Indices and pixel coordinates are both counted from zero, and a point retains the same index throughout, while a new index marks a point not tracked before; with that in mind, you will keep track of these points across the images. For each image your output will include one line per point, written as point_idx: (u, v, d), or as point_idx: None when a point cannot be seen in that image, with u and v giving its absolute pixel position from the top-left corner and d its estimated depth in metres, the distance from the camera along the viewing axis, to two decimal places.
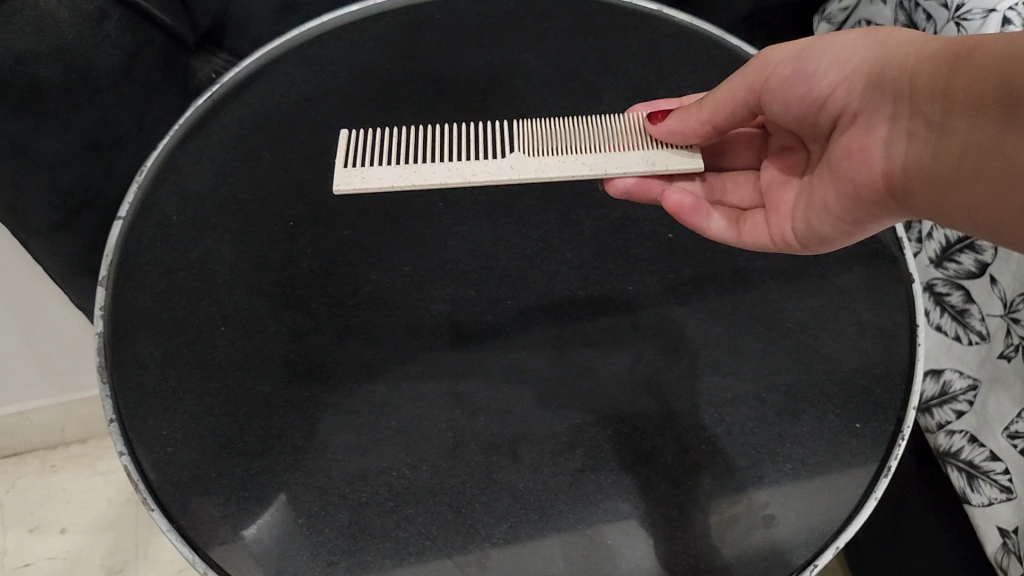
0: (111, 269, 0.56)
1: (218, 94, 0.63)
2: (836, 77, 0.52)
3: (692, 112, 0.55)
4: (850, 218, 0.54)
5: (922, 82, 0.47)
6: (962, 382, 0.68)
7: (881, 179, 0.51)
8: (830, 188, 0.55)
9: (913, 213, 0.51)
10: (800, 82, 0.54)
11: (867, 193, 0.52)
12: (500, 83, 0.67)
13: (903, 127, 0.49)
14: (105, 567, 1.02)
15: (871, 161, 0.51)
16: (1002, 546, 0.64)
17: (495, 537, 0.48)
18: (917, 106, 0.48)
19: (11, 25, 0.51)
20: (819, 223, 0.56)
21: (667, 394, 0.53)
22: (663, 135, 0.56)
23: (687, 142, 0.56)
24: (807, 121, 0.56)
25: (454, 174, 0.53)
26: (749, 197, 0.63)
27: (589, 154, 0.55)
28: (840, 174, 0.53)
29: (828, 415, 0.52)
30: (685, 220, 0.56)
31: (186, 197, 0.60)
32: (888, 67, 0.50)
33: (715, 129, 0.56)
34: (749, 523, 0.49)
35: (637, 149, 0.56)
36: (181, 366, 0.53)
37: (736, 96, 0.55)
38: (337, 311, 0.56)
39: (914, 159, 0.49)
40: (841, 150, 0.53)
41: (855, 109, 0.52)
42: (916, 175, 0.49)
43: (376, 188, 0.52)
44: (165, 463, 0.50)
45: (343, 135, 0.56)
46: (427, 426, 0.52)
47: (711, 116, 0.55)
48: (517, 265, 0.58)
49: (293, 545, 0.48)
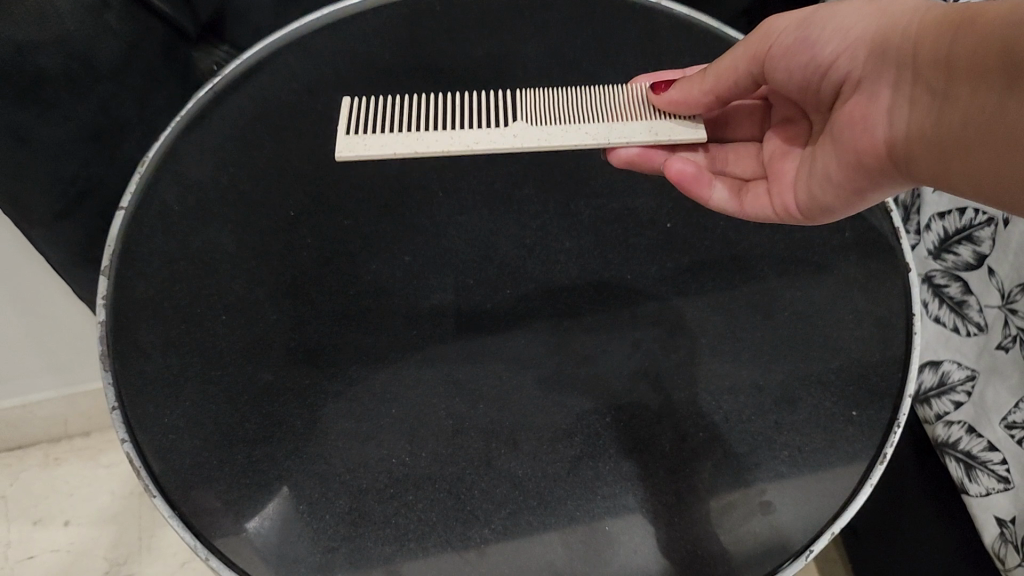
0: (115, 257, 0.56)
1: (220, 85, 0.64)
2: (838, 46, 0.53)
3: (693, 83, 0.56)
4: (852, 186, 0.55)
5: (925, 49, 0.48)
6: (960, 373, 0.68)
7: (883, 146, 0.52)
8: (832, 157, 0.55)
9: (915, 179, 0.51)
10: (802, 51, 0.54)
11: (870, 160, 0.53)
12: (500, 75, 0.67)
13: (906, 95, 0.50)
14: (109, 559, 1.02)
15: (873, 129, 0.52)
16: (999, 536, 0.65)
17: (495, 523, 0.49)
18: (919, 74, 0.48)
19: (13, 15, 0.51)
20: (821, 192, 0.57)
21: (665, 382, 0.53)
22: (664, 105, 0.56)
23: (692, 113, 0.56)
24: (810, 89, 0.56)
25: (457, 141, 0.53)
26: (752, 168, 0.64)
27: (592, 124, 0.55)
28: (843, 142, 0.54)
29: (825, 403, 0.53)
30: (686, 189, 0.57)
31: (188, 187, 0.60)
32: (889, 35, 0.50)
33: (718, 99, 0.56)
34: (746, 509, 0.50)
35: (639, 119, 0.56)
36: (183, 353, 0.54)
37: (737, 66, 0.56)
38: (337, 300, 0.56)
39: (916, 127, 0.49)
40: (843, 119, 0.54)
41: (858, 78, 0.53)
42: (918, 141, 0.49)
43: (378, 155, 0.52)
44: (167, 450, 0.51)
45: (344, 103, 0.56)
46: (427, 414, 0.52)
47: (714, 87, 0.55)
48: (517, 255, 0.59)
49: (294, 531, 0.48)
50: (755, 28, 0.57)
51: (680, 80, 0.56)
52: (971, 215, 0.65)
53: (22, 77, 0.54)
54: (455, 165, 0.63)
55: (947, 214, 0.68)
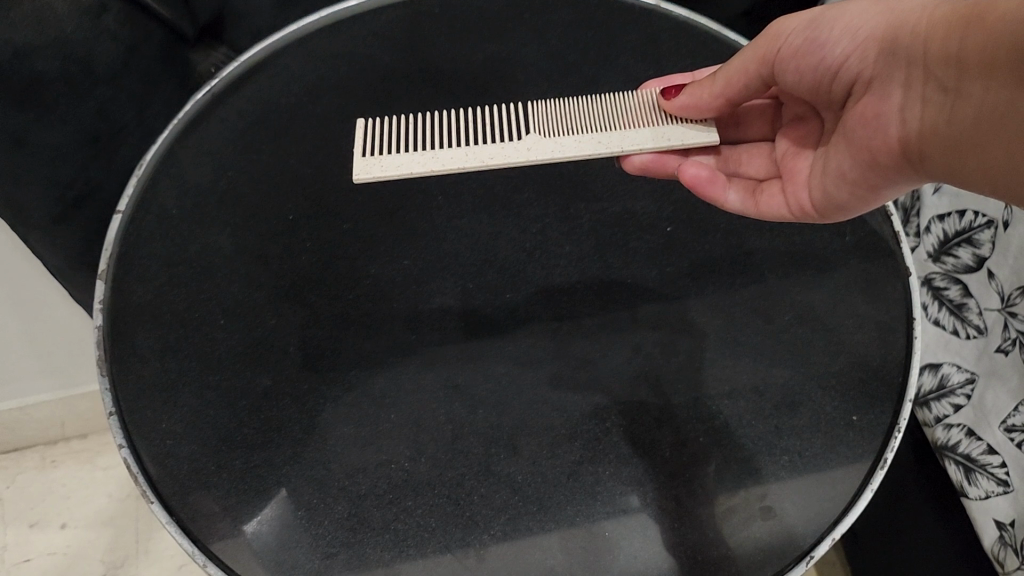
0: (111, 262, 0.56)
1: (216, 89, 0.63)
2: (846, 46, 0.53)
3: (703, 87, 0.55)
4: (866, 183, 0.55)
5: (933, 47, 0.48)
6: (959, 376, 0.68)
7: (896, 144, 0.52)
8: (846, 154, 0.56)
9: (929, 175, 0.52)
10: (813, 52, 0.54)
11: (884, 158, 0.53)
12: (501, 78, 0.67)
13: (917, 93, 0.50)
14: (105, 561, 1.02)
15: (886, 127, 0.52)
16: (999, 539, 0.64)
17: (494, 529, 0.48)
18: (929, 72, 0.48)
19: (10, 19, 0.51)
20: (836, 190, 0.57)
21: (665, 387, 0.53)
22: (675, 110, 0.56)
23: (701, 116, 0.57)
24: (821, 90, 0.56)
25: (471, 159, 0.53)
26: (764, 167, 0.63)
27: (603, 133, 0.55)
28: (856, 140, 0.54)
29: (826, 407, 0.53)
30: (701, 192, 0.57)
31: (186, 190, 0.60)
32: (897, 33, 0.50)
33: (728, 102, 0.56)
34: (746, 514, 0.49)
35: (648, 125, 0.56)
36: (181, 358, 0.54)
37: (748, 68, 0.56)
38: (337, 304, 0.56)
39: (928, 123, 0.49)
40: (855, 117, 0.54)
41: (869, 77, 0.53)
42: (931, 138, 0.49)
43: (396, 175, 0.52)
44: (165, 455, 0.50)
45: (359, 125, 0.56)
46: (426, 419, 0.52)
47: (723, 91, 0.55)
48: (517, 259, 0.58)
49: (293, 537, 0.48)
50: (764, 29, 0.57)
51: (690, 85, 0.56)
52: (972, 217, 0.66)
53: (19, 80, 0.53)
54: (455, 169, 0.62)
55: (947, 216, 0.68)
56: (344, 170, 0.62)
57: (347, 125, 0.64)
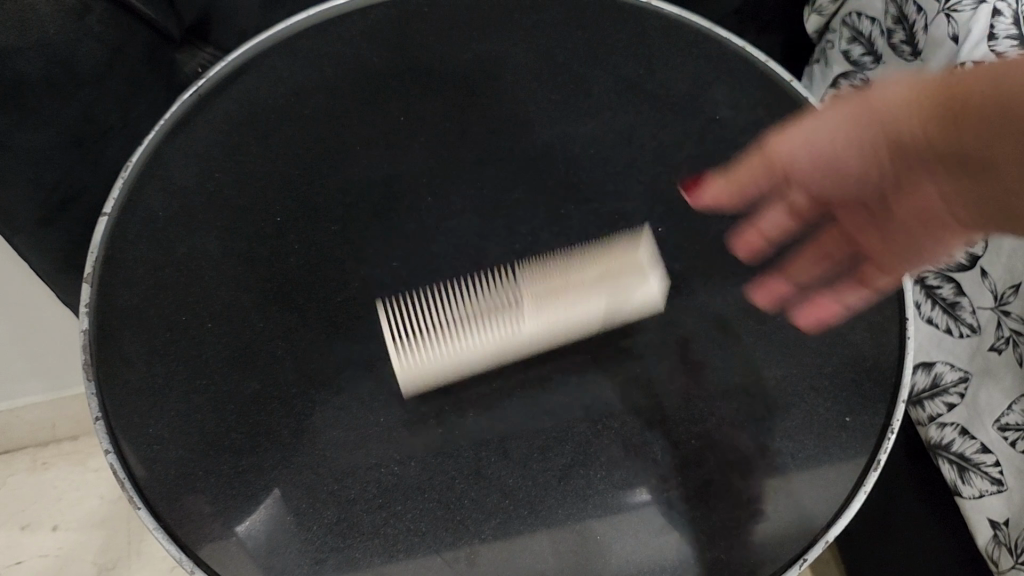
0: (98, 266, 0.56)
1: (203, 90, 0.63)
2: (852, 158, 0.49)
3: (714, 186, 0.52)
4: (869, 240, 0.53)
5: (938, 145, 0.46)
6: (953, 374, 0.67)
7: (909, 199, 0.50)
8: (852, 212, 0.53)
9: (938, 232, 0.50)
10: (823, 169, 0.50)
11: (895, 212, 0.51)
12: (489, 78, 0.67)
13: (933, 177, 0.48)
14: (97, 564, 1.01)
15: (902, 194, 0.50)
16: (992, 538, 0.64)
17: (485, 533, 0.48)
18: (938, 155, 0.47)
19: None
20: (838, 253, 0.55)
21: (656, 389, 0.53)
22: (707, 201, 0.54)
23: (717, 205, 0.54)
24: (819, 202, 0.53)
25: (479, 341, 0.52)
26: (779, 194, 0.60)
27: (591, 279, 0.54)
28: (864, 197, 0.52)
29: (818, 408, 0.52)
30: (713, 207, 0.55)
31: (172, 191, 0.59)
32: (898, 134, 0.47)
33: (734, 201, 0.53)
34: (739, 517, 0.49)
35: (630, 266, 0.55)
36: (168, 362, 0.53)
37: (760, 182, 0.50)
38: (326, 307, 0.56)
39: (948, 189, 0.48)
40: (866, 203, 0.52)
41: (885, 188, 0.50)
42: (954, 201, 0.48)
43: None
44: (152, 460, 0.50)
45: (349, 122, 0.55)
46: (416, 423, 0.51)
47: (730, 195, 0.52)
48: (507, 260, 0.58)
49: (282, 543, 0.47)
50: (768, 135, 0.50)
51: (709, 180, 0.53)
52: None
53: None
54: (444, 170, 0.62)
55: None
56: (333, 172, 0.62)
57: (334, 127, 0.63)
